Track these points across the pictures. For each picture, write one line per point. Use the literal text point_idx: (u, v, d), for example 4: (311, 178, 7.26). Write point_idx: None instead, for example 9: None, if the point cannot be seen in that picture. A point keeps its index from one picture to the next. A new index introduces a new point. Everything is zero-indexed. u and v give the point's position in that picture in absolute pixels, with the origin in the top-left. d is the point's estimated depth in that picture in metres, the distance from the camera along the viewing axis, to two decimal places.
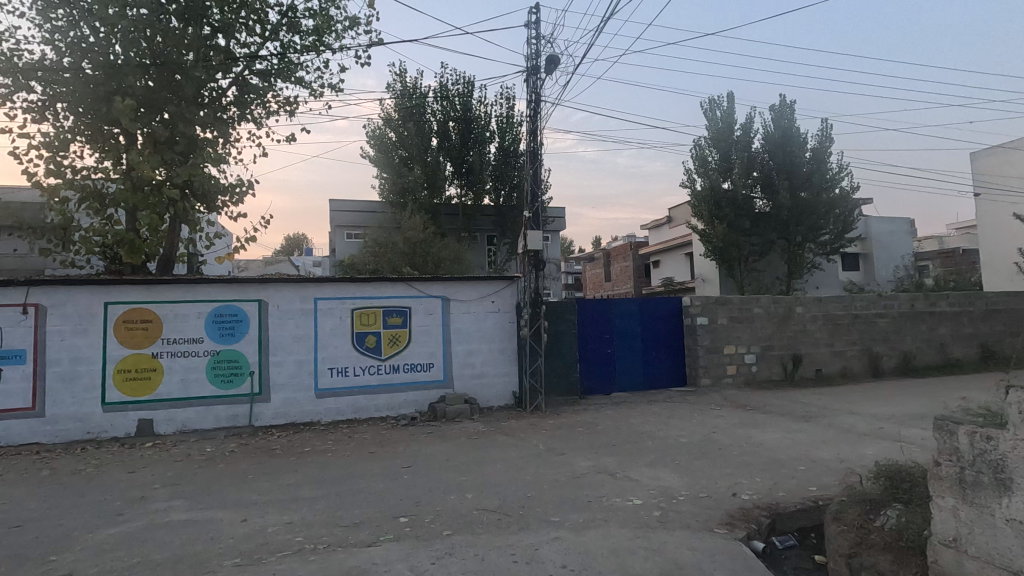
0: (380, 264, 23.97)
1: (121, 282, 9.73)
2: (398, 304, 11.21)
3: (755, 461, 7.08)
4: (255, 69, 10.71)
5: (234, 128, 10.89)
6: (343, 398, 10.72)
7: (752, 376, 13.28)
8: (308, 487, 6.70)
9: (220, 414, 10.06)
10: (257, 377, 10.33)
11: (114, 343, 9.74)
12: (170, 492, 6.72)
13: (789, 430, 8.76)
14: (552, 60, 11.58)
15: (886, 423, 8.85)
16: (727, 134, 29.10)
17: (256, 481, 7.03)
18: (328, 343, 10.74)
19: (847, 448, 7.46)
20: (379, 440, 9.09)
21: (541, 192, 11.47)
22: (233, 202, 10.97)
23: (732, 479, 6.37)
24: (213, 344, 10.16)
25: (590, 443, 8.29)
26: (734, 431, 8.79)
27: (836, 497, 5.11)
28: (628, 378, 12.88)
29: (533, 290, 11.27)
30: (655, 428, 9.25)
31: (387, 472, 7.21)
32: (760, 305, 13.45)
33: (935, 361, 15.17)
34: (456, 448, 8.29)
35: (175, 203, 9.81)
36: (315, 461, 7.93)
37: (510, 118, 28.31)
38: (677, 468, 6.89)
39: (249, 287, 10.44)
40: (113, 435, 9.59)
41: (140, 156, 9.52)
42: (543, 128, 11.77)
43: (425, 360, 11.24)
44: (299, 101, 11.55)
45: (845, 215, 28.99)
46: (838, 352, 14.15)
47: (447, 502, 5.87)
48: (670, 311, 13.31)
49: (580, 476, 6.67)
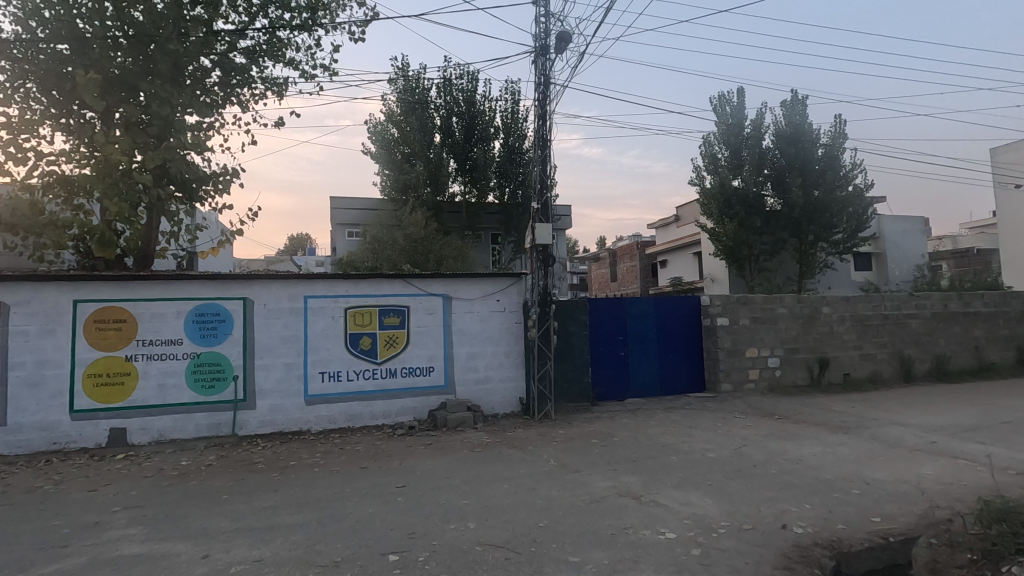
0: (379, 263, 23.15)
1: (90, 279, 8.88)
2: (395, 303, 10.35)
3: (800, 482, 6.16)
4: (240, 46, 9.84)
5: (218, 112, 10.02)
6: (336, 405, 9.84)
7: (775, 381, 12.37)
8: (286, 512, 5.83)
9: (200, 423, 9.22)
10: (242, 382, 9.47)
11: (85, 345, 8.91)
12: (128, 516, 5.87)
13: (829, 443, 7.86)
14: (563, 39, 10.70)
15: (938, 437, 7.93)
16: (737, 130, 28.18)
17: (229, 503, 6.17)
18: (319, 346, 9.88)
19: (902, 468, 6.55)
20: (374, 453, 8.22)
21: (551, 182, 10.58)
22: (217, 192, 10.12)
23: (776, 504, 5.47)
24: (193, 345, 9.31)
25: (607, 458, 7.42)
26: (767, 445, 7.89)
27: (929, 544, 4.23)
28: (642, 383, 11.97)
29: (541, 287, 10.37)
30: (678, 440, 8.36)
31: (378, 493, 6.34)
32: (785, 305, 12.55)
33: (970, 365, 14.20)
34: (457, 464, 7.42)
35: (150, 191, 8.98)
36: (299, 479, 7.06)
37: (516, 113, 27.40)
38: (710, 490, 5.99)
39: (233, 284, 9.60)
40: (82, 446, 8.74)
41: (109, 138, 8.64)
42: (552, 113, 10.91)
43: (425, 363, 10.36)
44: (289, 83, 10.69)
45: (859, 213, 28.01)
46: (868, 356, 13.22)
47: (444, 535, 4.99)
48: (688, 311, 12.39)
49: (600, 500, 5.79)
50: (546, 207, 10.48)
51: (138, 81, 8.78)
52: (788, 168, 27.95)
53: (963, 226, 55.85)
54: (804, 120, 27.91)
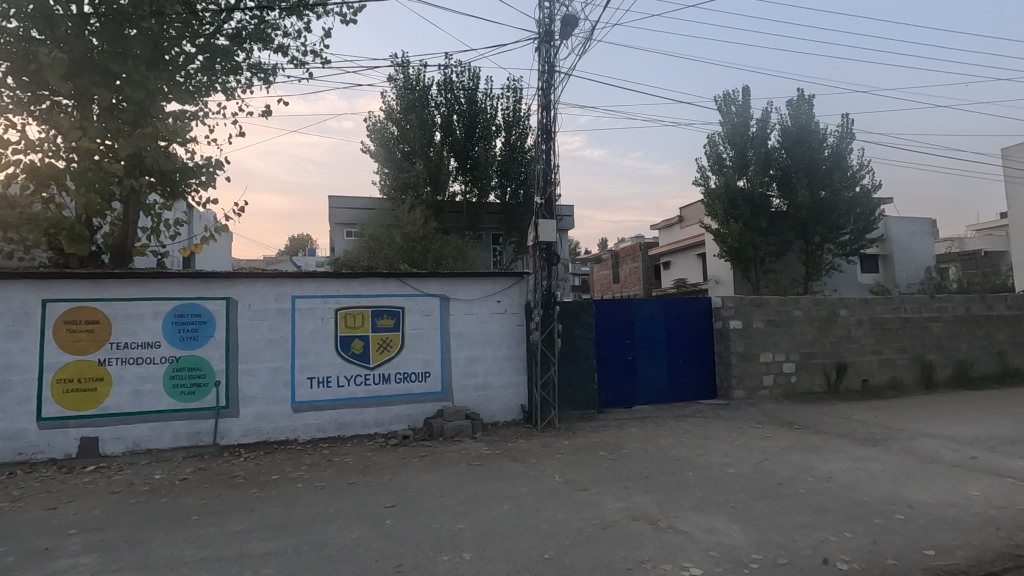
0: (376, 262, 22.52)
1: (62, 278, 8.26)
2: (390, 304, 9.72)
3: (834, 504, 5.54)
4: (224, 30, 9.20)
5: (201, 99, 9.39)
6: (325, 413, 9.21)
7: (791, 388, 11.73)
8: (260, 538, 5.20)
9: (179, 432, 8.60)
10: (224, 388, 8.85)
11: (54, 349, 8.30)
12: (84, 542, 5.24)
13: (858, 458, 7.24)
14: (567, 23, 10.09)
15: (977, 452, 7.29)
16: (742, 129, 27.59)
17: (198, 526, 5.54)
18: (307, 349, 9.25)
19: (945, 488, 5.93)
20: (364, 466, 7.60)
21: (556, 176, 9.96)
22: (201, 185, 9.48)
23: (812, 532, 4.83)
24: (172, 348, 8.70)
25: (617, 475, 6.78)
26: (790, 459, 7.26)
27: None
28: (651, 389, 11.33)
29: (544, 287, 9.74)
30: (693, 453, 7.72)
31: (364, 514, 5.71)
32: (800, 307, 11.92)
33: (994, 370, 13.54)
34: (452, 479, 6.79)
35: (122, 181, 8.30)
36: (279, 497, 6.43)
37: (518, 111, 26.79)
38: (734, 513, 5.35)
39: (215, 283, 8.96)
40: (51, 456, 8.13)
41: (77, 122, 7.98)
42: (556, 103, 10.28)
43: (421, 368, 9.74)
44: (277, 70, 10.07)
45: (868, 214, 27.34)
46: (887, 361, 12.57)
47: (436, 570, 4.37)
48: (698, 313, 11.75)
49: (612, 525, 5.15)
50: (550, 202, 9.86)
51: (111, 64, 8.17)
52: (794, 168, 27.30)
53: (971, 229, 55.16)
54: (811, 120, 27.32)
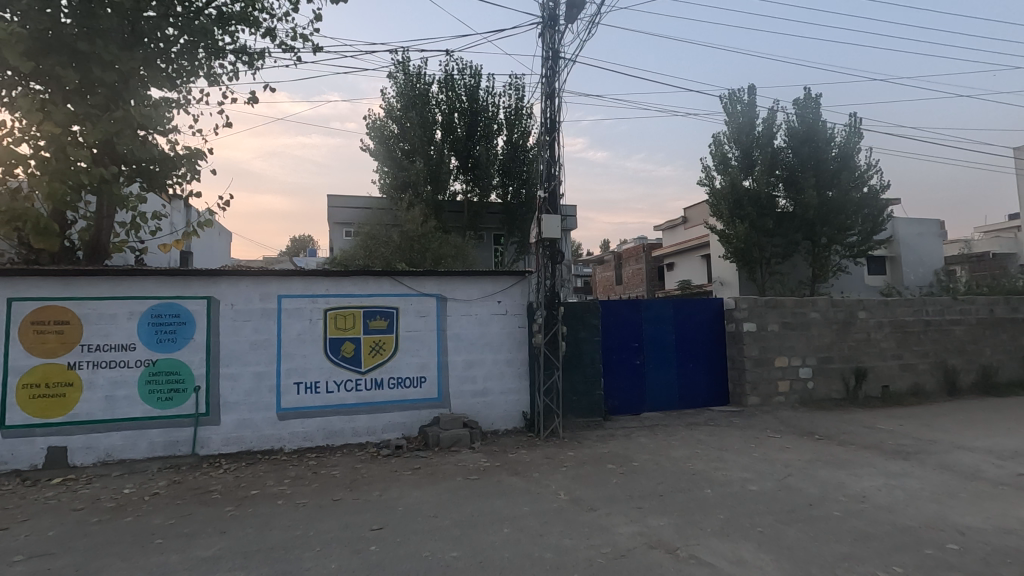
0: (373, 261, 21.86)
1: (29, 275, 7.69)
2: (383, 304, 9.12)
3: (876, 530, 4.92)
4: (206, 11, 8.58)
5: (181, 86, 8.79)
6: (312, 420, 8.60)
7: (807, 394, 11.10)
8: (226, 568, 4.58)
9: (155, 441, 8.00)
10: (204, 394, 8.24)
11: (20, 351, 7.71)
12: (27, 572, 4.62)
13: (892, 474, 6.61)
14: (573, 6, 9.48)
15: (1022, 468, 6.66)
16: (748, 129, 26.95)
17: (159, 553, 4.93)
18: (294, 352, 8.65)
19: (996, 511, 5.31)
20: (352, 480, 6.98)
21: (559, 169, 9.35)
22: (183, 178, 8.93)
23: (856, 567, 4.21)
24: (149, 351, 8.10)
25: (629, 492, 6.16)
26: (817, 475, 6.64)
27: None
28: (660, 395, 10.72)
29: (547, 287, 9.13)
30: (710, 467, 7.10)
31: (347, 539, 5.09)
32: (817, 309, 11.29)
33: (1018, 376, 12.90)
34: (447, 497, 6.17)
35: (92, 171, 7.73)
36: (255, 516, 5.81)
37: (520, 108, 26.16)
38: (764, 541, 4.73)
39: (195, 281, 8.37)
40: (15, 468, 7.53)
41: (42, 106, 7.44)
42: (559, 92, 9.69)
43: (416, 372, 9.12)
44: (263, 55, 9.47)
45: (876, 215, 26.70)
46: (908, 366, 11.93)
47: None
48: (710, 315, 11.13)
49: (626, 555, 4.53)
50: (553, 196, 9.25)
51: (79, 43, 7.63)
52: (801, 168, 26.69)
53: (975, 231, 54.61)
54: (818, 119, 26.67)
